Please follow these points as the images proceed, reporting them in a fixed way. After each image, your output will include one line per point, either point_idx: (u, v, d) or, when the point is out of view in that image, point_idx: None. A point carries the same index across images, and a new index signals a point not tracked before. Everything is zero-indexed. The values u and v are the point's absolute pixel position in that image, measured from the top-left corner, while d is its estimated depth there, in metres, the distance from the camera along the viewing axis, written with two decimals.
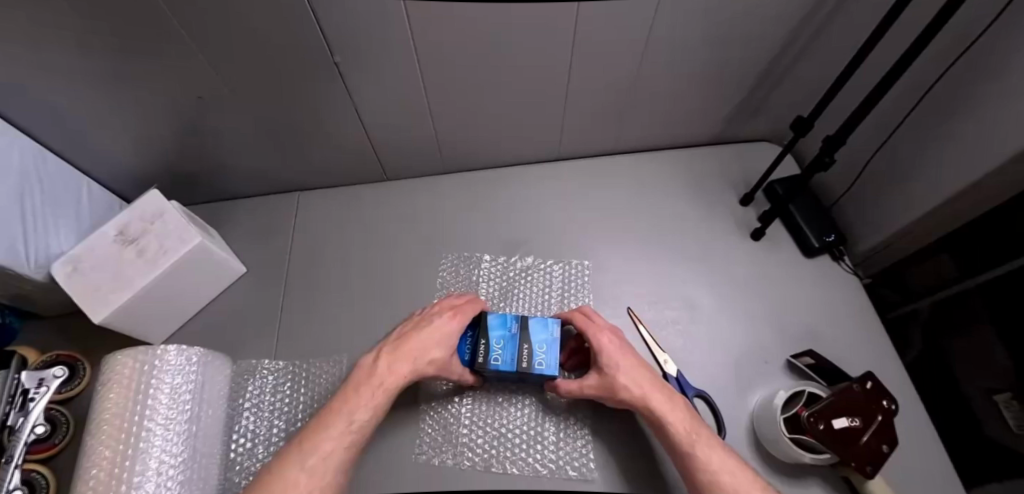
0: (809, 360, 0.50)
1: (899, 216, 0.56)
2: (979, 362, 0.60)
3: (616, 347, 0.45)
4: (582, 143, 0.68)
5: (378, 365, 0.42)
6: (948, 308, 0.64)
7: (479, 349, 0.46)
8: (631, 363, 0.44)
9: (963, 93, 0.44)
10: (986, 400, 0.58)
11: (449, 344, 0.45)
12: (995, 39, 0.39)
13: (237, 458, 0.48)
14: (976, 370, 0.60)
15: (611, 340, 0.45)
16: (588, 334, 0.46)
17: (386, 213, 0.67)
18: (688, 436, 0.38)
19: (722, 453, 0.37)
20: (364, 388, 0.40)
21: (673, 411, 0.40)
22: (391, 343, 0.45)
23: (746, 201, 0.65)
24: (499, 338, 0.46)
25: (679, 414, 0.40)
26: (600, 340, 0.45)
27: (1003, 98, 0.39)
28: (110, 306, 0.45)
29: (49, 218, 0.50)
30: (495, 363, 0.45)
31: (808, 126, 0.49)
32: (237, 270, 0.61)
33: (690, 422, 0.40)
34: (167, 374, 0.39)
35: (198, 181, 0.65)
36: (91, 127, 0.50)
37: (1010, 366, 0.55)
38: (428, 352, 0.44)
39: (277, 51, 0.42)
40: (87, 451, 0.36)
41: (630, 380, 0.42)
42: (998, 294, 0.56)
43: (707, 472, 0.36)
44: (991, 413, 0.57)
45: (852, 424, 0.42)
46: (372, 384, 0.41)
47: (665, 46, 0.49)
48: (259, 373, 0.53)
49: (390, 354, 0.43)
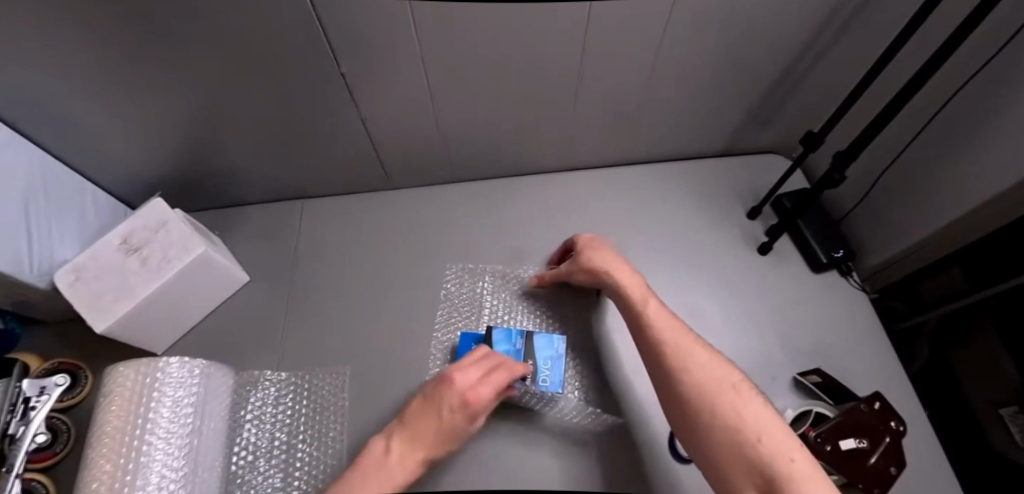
0: (815, 379, 0.50)
1: (914, 229, 0.55)
2: (986, 374, 0.59)
3: (660, 313, 0.42)
4: (590, 152, 0.67)
5: (392, 456, 0.35)
6: (956, 318, 0.63)
7: None
8: (629, 277, 0.47)
9: (993, 96, 0.42)
10: (993, 413, 0.58)
11: (473, 421, 0.39)
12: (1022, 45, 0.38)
13: (239, 470, 0.47)
14: (981, 380, 0.59)
15: (656, 307, 0.43)
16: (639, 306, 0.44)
17: (390, 221, 0.67)
18: (676, 338, 0.39)
19: (758, 407, 0.31)
20: (369, 474, 0.33)
21: (659, 316, 0.42)
22: (407, 428, 0.37)
23: (753, 215, 0.64)
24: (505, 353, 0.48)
25: (668, 322, 0.41)
26: (595, 255, 0.50)
27: None
28: (113, 316, 0.44)
29: (52, 224, 0.50)
30: None
31: (819, 140, 0.49)
32: (241, 279, 0.61)
33: (680, 328, 0.40)
34: (170, 386, 0.39)
35: (203, 186, 0.64)
36: (97, 124, 0.49)
37: (1016, 378, 0.54)
38: (451, 436, 0.38)
39: (282, 49, 0.41)
40: (88, 465, 0.35)
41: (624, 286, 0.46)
42: (1009, 308, 0.55)
43: (738, 421, 0.30)
44: (995, 423, 0.57)
45: (860, 445, 0.41)
46: (383, 481, 0.33)
47: (677, 47, 0.48)
48: (261, 384, 0.52)
49: (405, 446, 0.36)
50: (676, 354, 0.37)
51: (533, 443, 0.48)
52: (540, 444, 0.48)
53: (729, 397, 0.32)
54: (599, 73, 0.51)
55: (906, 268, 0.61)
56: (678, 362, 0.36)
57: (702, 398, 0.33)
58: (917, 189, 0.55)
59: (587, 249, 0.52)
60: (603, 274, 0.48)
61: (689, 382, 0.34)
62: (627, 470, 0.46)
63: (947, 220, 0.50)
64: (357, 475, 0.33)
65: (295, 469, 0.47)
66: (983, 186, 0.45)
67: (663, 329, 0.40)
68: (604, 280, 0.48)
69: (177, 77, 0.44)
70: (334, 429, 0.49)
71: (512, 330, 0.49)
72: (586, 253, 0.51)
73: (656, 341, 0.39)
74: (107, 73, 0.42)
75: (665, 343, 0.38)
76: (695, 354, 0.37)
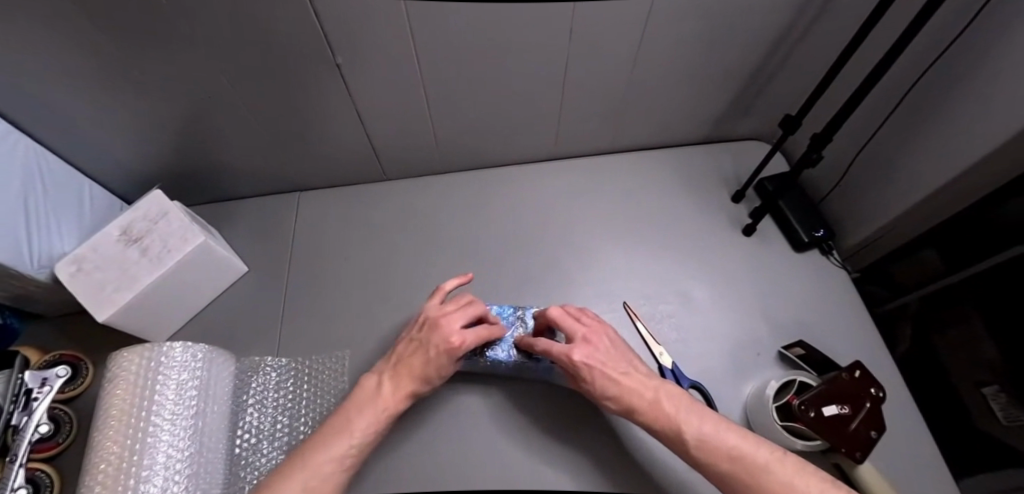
0: (799, 351, 0.52)
1: (887, 209, 0.58)
2: (966, 355, 0.59)
3: (688, 410, 0.37)
4: (578, 142, 0.69)
5: (382, 388, 0.40)
6: (939, 303, 0.63)
7: None
8: (642, 381, 0.40)
9: (955, 83, 0.45)
10: (973, 393, 0.58)
11: (450, 364, 0.42)
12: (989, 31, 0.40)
13: (243, 453, 0.47)
14: (965, 364, 0.60)
15: (677, 404, 0.38)
16: (664, 415, 0.38)
17: (384, 212, 0.68)
18: (733, 448, 0.34)
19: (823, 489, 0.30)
20: (365, 411, 0.38)
21: (691, 420, 0.36)
22: (392, 366, 0.42)
23: (737, 198, 0.66)
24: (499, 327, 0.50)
25: (709, 427, 0.36)
26: (599, 372, 0.41)
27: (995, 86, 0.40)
28: (114, 306, 0.45)
29: (52, 219, 0.51)
30: (492, 354, 0.48)
31: (797, 123, 0.50)
32: (241, 269, 0.61)
33: (726, 432, 0.35)
34: (175, 369, 0.40)
35: (197, 181, 0.65)
36: (96, 118, 0.50)
37: (994, 359, 0.54)
38: (430, 376, 0.42)
39: (283, 47, 0.43)
40: (95, 446, 0.36)
41: (640, 402, 0.39)
42: (988, 289, 0.55)
43: None
44: (981, 406, 0.57)
45: (841, 411, 0.43)
46: (375, 407, 0.39)
47: (658, 43, 0.51)
48: (262, 370, 0.52)
49: (395, 380, 0.41)
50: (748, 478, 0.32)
51: (532, 423, 0.49)
52: (535, 422, 0.49)
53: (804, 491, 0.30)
54: (585, 66, 0.53)
55: (883, 247, 0.64)
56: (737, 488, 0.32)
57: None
58: (886, 173, 0.57)
59: (589, 367, 0.42)
60: (619, 395, 0.40)
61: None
62: (622, 442, 0.48)
63: (916, 200, 0.53)
64: (352, 409, 0.39)
65: None
66: (945, 166, 0.48)
67: (718, 443, 0.35)
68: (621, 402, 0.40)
69: (180, 73, 0.45)
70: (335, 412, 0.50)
71: (502, 309, 0.51)
72: (592, 377, 0.42)
73: (711, 459, 0.34)
74: (110, 65, 0.43)
75: (731, 471, 0.33)
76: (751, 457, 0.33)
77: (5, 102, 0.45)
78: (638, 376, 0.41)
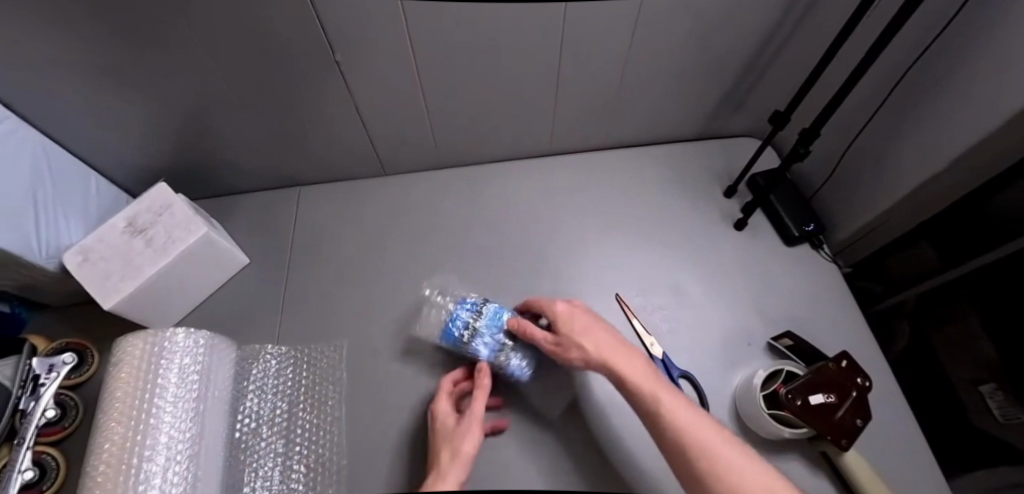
0: (788, 342, 0.53)
1: (875, 204, 0.59)
2: (965, 353, 0.60)
3: (647, 374, 0.40)
4: (573, 138, 0.70)
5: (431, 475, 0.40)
6: (936, 301, 0.64)
7: (468, 330, 0.51)
8: (615, 343, 0.43)
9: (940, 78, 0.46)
10: (970, 390, 0.59)
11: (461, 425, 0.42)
12: (971, 31, 0.41)
13: (243, 437, 0.49)
14: (962, 362, 0.61)
15: (640, 368, 0.40)
16: (625, 371, 0.40)
17: (382, 205, 0.69)
18: (681, 409, 0.36)
19: (755, 466, 0.32)
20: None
21: (651, 379, 0.39)
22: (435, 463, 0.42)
23: (729, 193, 0.67)
24: (491, 327, 0.51)
25: (666, 390, 0.38)
26: (577, 331, 0.45)
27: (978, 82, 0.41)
28: (120, 293, 0.47)
29: (59, 211, 0.52)
30: (477, 347, 0.50)
31: (785, 118, 0.51)
32: (242, 261, 0.63)
33: (680, 398, 0.37)
34: (178, 354, 0.42)
35: (200, 176, 0.67)
36: (103, 113, 0.52)
37: (994, 356, 0.56)
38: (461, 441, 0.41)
39: (286, 46, 0.45)
40: (102, 427, 0.38)
41: (609, 357, 0.42)
42: (992, 289, 0.55)
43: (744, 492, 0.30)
44: (976, 402, 0.58)
45: (827, 400, 0.44)
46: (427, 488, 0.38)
47: (650, 41, 0.52)
48: (262, 358, 0.54)
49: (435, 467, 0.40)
50: (690, 430, 0.34)
51: (525, 411, 0.51)
52: (529, 409, 0.51)
53: (739, 464, 0.31)
54: (579, 64, 0.54)
55: (876, 242, 0.64)
56: (698, 462, 0.32)
57: (711, 465, 0.32)
58: (874, 166, 0.59)
59: (568, 326, 0.45)
60: (591, 350, 0.43)
61: (693, 448, 0.33)
62: (613, 429, 0.49)
63: (904, 195, 0.54)
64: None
65: (296, 436, 0.49)
66: (931, 161, 0.49)
67: (670, 402, 0.36)
68: (602, 371, 0.43)
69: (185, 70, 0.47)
70: (333, 398, 0.51)
71: (500, 307, 0.52)
72: (569, 331, 0.45)
73: (659, 408, 0.36)
74: (116, 61, 0.44)
75: (674, 421, 0.35)
76: (699, 421, 0.35)
77: (18, 96, 0.47)
78: (616, 341, 0.44)
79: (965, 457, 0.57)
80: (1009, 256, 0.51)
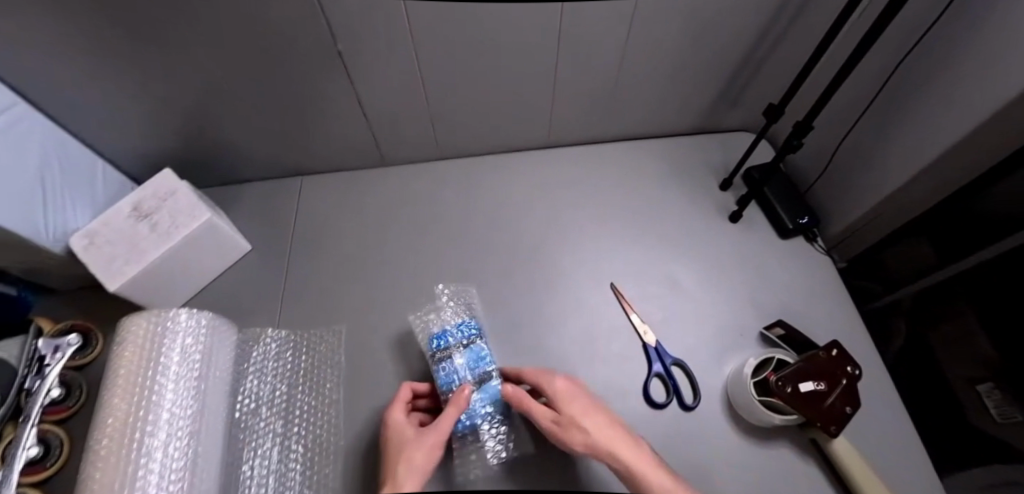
0: (780, 331, 0.54)
1: (868, 198, 0.60)
2: (963, 352, 0.59)
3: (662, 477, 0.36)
4: (570, 131, 0.71)
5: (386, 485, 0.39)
6: (933, 298, 0.63)
7: (444, 352, 0.50)
8: (620, 433, 0.40)
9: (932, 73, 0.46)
10: (967, 389, 0.58)
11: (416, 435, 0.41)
12: (959, 30, 0.42)
13: (242, 417, 0.50)
14: (960, 359, 0.60)
15: (656, 470, 0.37)
16: (640, 472, 0.37)
17: (382, 195, 0.70)
18: None
19: None
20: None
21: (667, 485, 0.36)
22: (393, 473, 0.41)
23: (725, 186, 0.68)
24: (469, 361, 0.50)
25: None
26: (578, 413, 0.41)
27: (968, 78, 0.42)
28: (124, 276, 0.48)
29: (66, 196, 0.53)
30: (441, 372, 0.49)
31: (779, 112, 0.52)
32: (244, 248, 0.64)
33: None
34: (180, 334, 0.43)
35: (203, 164, 0.68)
36: (109, 102, 0.53)
37: (993, 354, 0.54)
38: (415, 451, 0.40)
39: (288, 39, 0.46)
40: (105, 403, 0.39)
41: (619, 450, 0.38)
42: (987, 286, 0.55)
43: None
44: (973, 401, 0.57)
45: (818, 388, 0.44)
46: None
47: (647, 36, 0.52)
48: (262, 341, 0.55)
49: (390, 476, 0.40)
50: None
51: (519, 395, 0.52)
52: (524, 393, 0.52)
53: None
54: (577, 58, 0.55)
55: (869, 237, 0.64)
56: None
57: None
58: (866, 161, 0.59)
59: (569, 406, 0.41)
60: (597, 440, 0.39)
61: None
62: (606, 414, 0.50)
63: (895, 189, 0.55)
64: None
65: (295, 417, 0.50)
66: (921, 156, 0.50)
67: None
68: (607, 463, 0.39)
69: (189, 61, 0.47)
70: (331, 381, 0.52)
71: (487, 352, 0.51)
72: (571, 413, 0.41)
73: None
74: (122, 52, 0.45)
75: None
76: None
77: (27, 83, 0.48)
78: (619, 429, 0.40)
79: (962, 457, 0.56)
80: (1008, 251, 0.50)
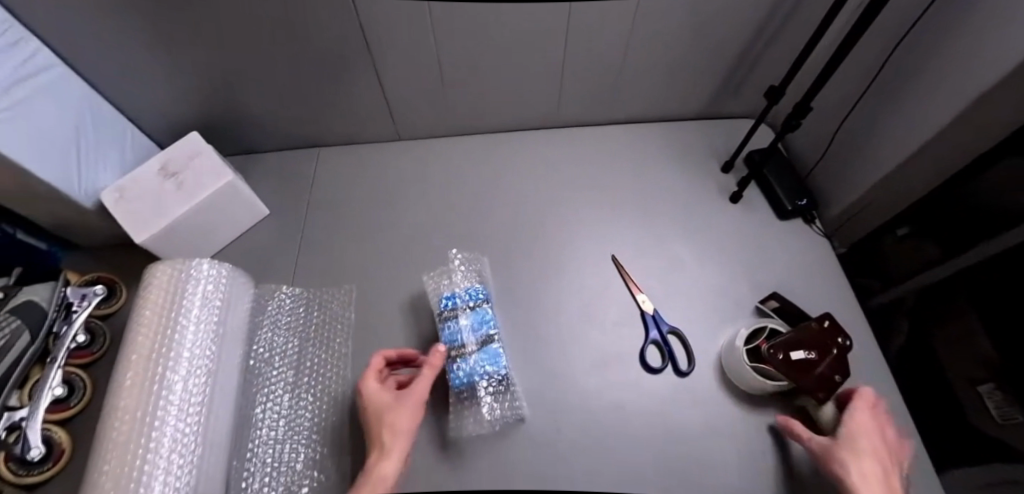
0: (774, 304, 0.56)
1: (864, 183, 0.62)
2: (964, 351, 0.55)
3: None
4: (578, 113, 0.73)
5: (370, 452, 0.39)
6: (935, 296, 0.59)
7: (453, 308, 0.53)
8: None
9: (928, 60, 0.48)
10: (967, 388, 0.55)
11: (397, 401, 0.42)
12: (953, 18, 0.43)
13: (257, 364, 0.53)
14: (963, 360, 0.55)
15: None
16: None
17: (394, 167, 0.73)
18: None
19: None
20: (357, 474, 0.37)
21: None
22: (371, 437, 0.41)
23: (726, 169, 0.70)
24: (474, 321, 0.52)
25: None
26: None
27: (959, 65, 0.43)
28: (150, 229, 0.51)
29: (98, 156, 0.56)
30: (447, 327, 0.52)
31: (779, 94, 0.54)
32: (263, 213, 0.66)
33: None
34: (201, 281, 0.45)
35: (224, 133, 0.70)
36: (141, 69, 0.56)
37: (992, 353, 0.50)
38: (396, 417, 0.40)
39: (309, 14, 0.48)
40: (130, 341, 0.42)
41: None
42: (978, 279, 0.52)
43: None
44: (974, 401, 0.54)
45: (808, 356, 0.45)
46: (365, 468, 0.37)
47: (653, 23, 0.54)
48: (276, 296, 0.58)
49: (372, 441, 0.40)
50: None
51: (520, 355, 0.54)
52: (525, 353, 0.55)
53: None
54: (585, 43, 0.56)
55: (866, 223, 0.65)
56: None
57: None
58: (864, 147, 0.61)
59: None
60: None
61: None
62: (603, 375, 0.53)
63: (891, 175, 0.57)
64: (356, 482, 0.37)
65: (306, 368, 0.53)
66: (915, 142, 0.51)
67: None
68: None
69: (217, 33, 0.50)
70: (341, 336, 0.55)
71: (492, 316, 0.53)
72: None
73: None
74: (155, 21, 0.48)
75: None
76: None
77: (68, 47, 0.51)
78: None
79: (961, 457, 0.54)
80: (1006, 247, 0.46)
